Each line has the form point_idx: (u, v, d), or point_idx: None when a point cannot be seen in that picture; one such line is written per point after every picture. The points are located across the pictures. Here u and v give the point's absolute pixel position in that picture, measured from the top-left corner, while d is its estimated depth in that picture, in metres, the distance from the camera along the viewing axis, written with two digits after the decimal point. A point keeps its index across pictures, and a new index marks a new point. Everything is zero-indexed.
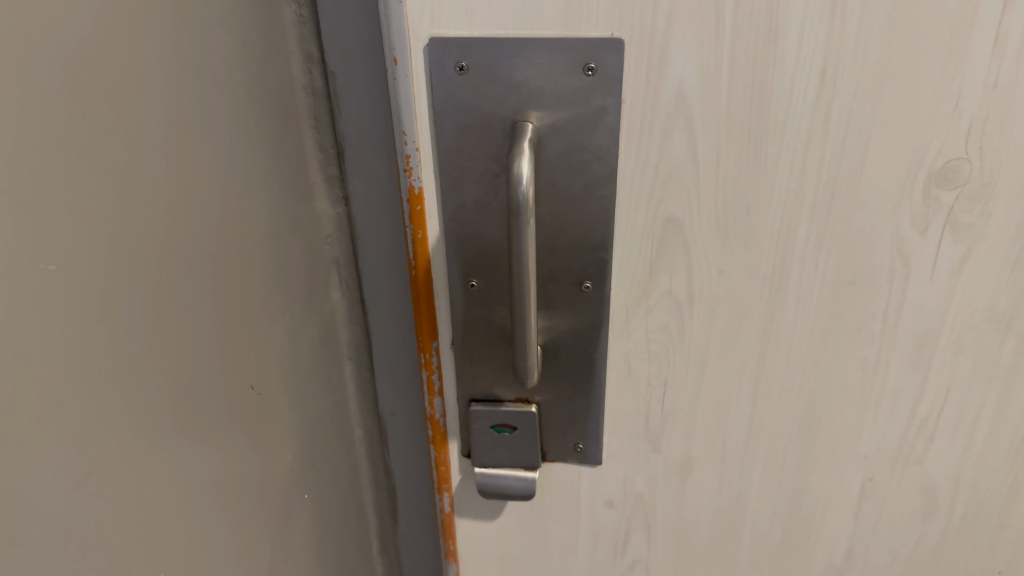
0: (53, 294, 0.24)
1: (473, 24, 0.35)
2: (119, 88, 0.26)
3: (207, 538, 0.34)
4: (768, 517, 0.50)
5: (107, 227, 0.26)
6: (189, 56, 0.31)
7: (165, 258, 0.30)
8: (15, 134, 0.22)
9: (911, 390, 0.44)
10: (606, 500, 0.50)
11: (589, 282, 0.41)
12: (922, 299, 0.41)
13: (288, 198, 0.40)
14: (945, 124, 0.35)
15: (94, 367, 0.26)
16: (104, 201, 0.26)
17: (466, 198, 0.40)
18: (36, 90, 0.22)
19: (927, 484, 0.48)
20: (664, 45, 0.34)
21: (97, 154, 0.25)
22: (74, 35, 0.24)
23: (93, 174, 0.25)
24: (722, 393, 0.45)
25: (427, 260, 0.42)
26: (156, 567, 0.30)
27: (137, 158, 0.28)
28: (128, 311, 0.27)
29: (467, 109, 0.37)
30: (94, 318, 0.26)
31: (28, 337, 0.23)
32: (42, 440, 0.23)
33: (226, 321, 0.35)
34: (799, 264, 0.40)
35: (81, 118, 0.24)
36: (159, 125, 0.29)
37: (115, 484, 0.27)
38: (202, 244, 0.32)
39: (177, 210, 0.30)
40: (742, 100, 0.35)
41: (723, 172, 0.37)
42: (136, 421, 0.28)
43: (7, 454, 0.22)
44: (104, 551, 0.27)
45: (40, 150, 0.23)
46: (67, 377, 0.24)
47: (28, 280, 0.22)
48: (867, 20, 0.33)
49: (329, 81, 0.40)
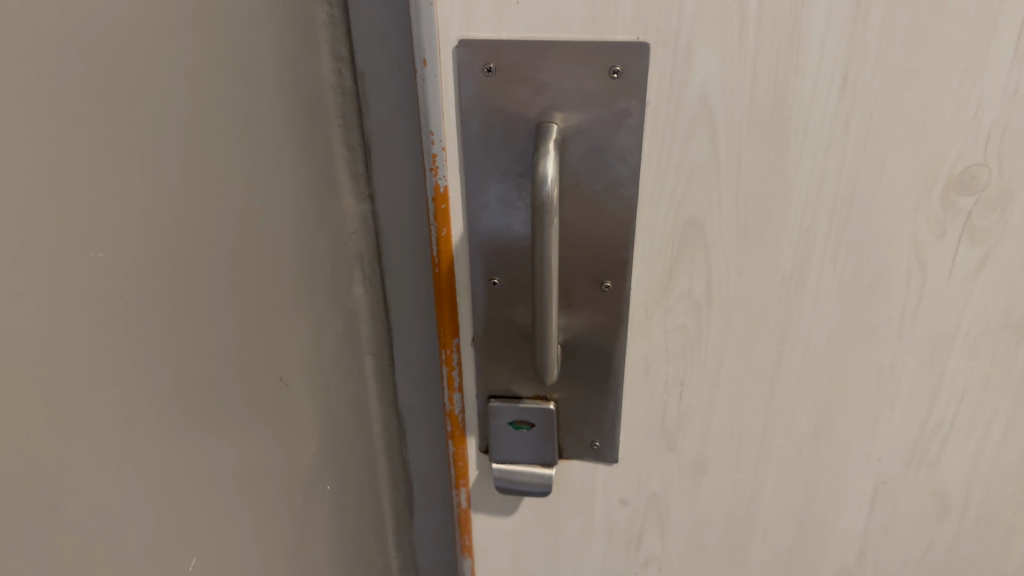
0: (91, 282, 0.24)
1: (501, 26, 0.36)
2: (158, 85, 0.27)
3: (231, 526, 0.34)
4: (781, 519, 0.51)
5: (139, 219, 0.27)
6: (225, 54, 0.32)
7: (198, 251, 0.31)
8: (63, 126, 0.23)
9: (926, 394, 0.44)
10: (621, 498, 0.51)
11: (609, 281, 0.42)
12: (939, 303, 0.41)
13: (315, 194, 0.41)
14: (964, 131, 0.36)
15: (126, 355, 0.26)
16: (137, 194, 0.26)
17: (490, 197, 0.40)
18: (83, 85, 0.23)
19: (940, 487, 0.48)
20: (689, 48, 0.35)
21: (139, 147, 0.26)
22: (119, 32, 0.25)
23: (134, 167, 0.26)
24: (738, 394, 0.45)
25: (450, 258, 0.43)
26: (183, 550, 0.31)
27: (168, 153, 0.28)
28: (163, 300, 0.28)
29: (493, 110, 0.38)
30: (133, 305, 0.26)
31: (71, 321, 0.24)
32: (74, 424, 0.24)
33: (252, 313, 0.35)
34: (817, 268, 0.40)
35: (125, 113, 0.26)
36: (190, 120, 0.30)
37: (146, 468, 0.28)
38: (232, 239, 0.33)
39: (205, 204, 0.31)
40: (764, 104, 0.36)
41: (743, 175, 0.38)
42: (162, 410, 0.29)
43: (48, 434, 0.23)
44: (136, 532, 0.28)
45: (85, 143, 0.24)
46: (97, 365, 0.25)
47: (71, 267, 0.23)
48: (889, 27, 0.33)
49: (358, 81, 0.41)
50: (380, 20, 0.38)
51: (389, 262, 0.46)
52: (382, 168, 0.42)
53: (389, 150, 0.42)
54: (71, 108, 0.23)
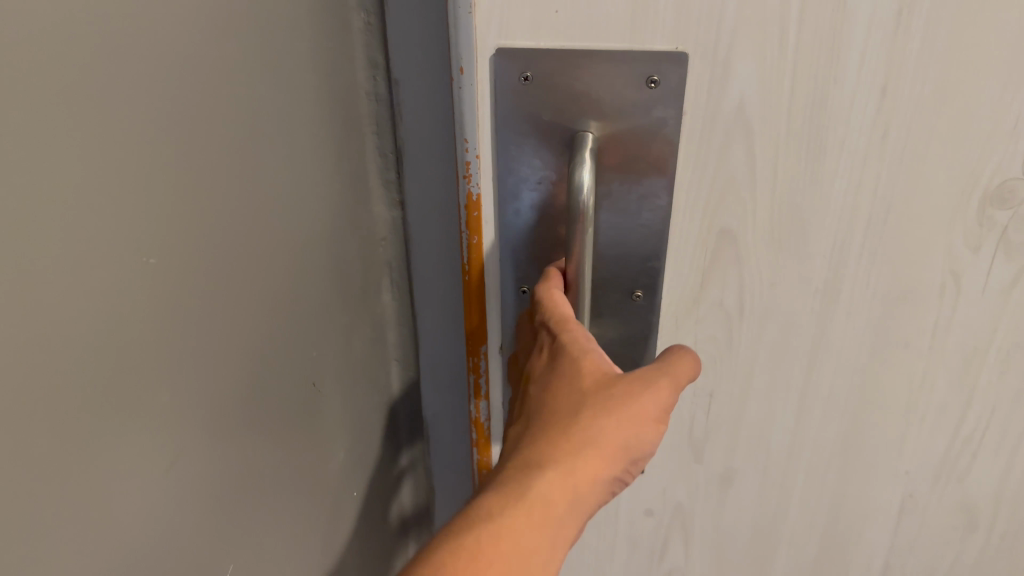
0: (143, 287, 0.25)
1: (539, 34, 0.36)
2: (207, 93, 0.28)
3: (266, 531, 0.35)
4: (807, 531, 0.51)
5: (180, 221, 0.26)
6: (269, 61, 0.32)
7: (241, 257, 0.31)
8: (117, 132, 0.23)
9: (957, 409, 0.44)
10: (645, 509, 0.51)
11: (640, 291, 0.42)
12: (972, 318, 0.41)
13: (347, 200, 0.41)
14: (1002, 145, 0.36)
15: (167, 357, 0.26)
16: (180, 195, 0.26)
17: (523, 205, 0.40)
18: (138, 92, 0.24)
19: (969, 503, 0.48)
20: (727, 59, 0.35)
21: (188, 155, 0.27)
22: (172, 41, 0.25)
23: (184, 175, 0.27)
24: (767, 405, 0.45)
25: (480, 265, 0.43)
26: (221, 554, 0.31)
27: (209, 156, 0.28)
28: (208, 307, 0.29)
29: (528, 118, 0.38)
30: (181, 310, 0.27)
31: (123, 325, 0.24)
32: (112, 430, 0.24)
33: (287, 319, 0.35)
34: (850, 280, 0.40)
35: (177, 122, 0.26)
36: (231, 123, 0.29)
37: (190, 473, 0.28)
38: (272, 245, 0.33)
39: (244, 208, 0.31)
40: (801, 115, 0.36)
41: (778, 186, 0.38)
42: (201, 415, 0.29)
43: (97, 441, 0.23)
44: (179, 537, 0.28)
45: (139, 148, 0.24)
46: (140, 369, 0.25)
47: (125, 273, 0.24)
48: (929, 40, 0.33)
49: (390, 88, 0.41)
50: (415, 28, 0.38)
51: (417, 270, 0.45)
52: (414, 176, 0.42)
53: (420, 157, 0.42)
54: (118, 111, 0.23)
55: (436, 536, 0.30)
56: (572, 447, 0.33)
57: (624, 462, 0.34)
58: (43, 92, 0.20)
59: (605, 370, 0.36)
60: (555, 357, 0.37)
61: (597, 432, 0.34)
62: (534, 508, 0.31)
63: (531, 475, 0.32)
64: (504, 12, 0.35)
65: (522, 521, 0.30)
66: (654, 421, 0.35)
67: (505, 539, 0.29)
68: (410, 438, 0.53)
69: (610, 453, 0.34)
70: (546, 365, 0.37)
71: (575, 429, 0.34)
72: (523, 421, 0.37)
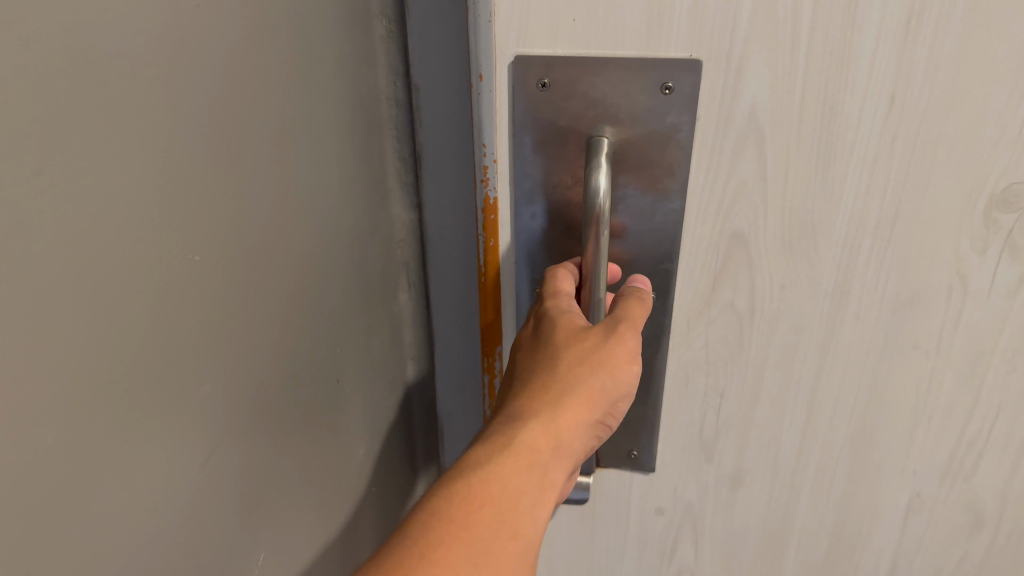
0: (187, 282, 0.26)
1: (557, 41, 0.37)
2: (244, 98, 0.29)
3: (292, 525, 0.36)
4: (815, 531, 0.52)
5: (214, 222, 0.27)
6: (300, 67, 0.33)
7: (274, 256, 0.32)
8: (165, 133, 0.24)
9: (963, 409, 0.45)
10: (657, 507, 0.52)
11: (652, 292, 0.43)
12: (978, 319, 0.41)
13: (369, 203, 0.42)
14: (1008, 150, 0.36)
15: (195, 362, 0.27)
16: (213, 197, 0.27)
17: (539, 208, 0.41)
18: (183, 93, 0.25)
19: (975, 502, 0.49)
20: (739, 66, 0.36)
21: (227, 158, 0.28)
22: (214, 47, 0.27)
23: (223, 178, 0.28)
24: (777, 404, 0.46)
25: (496, 268, 0.44)
26: (252, 545, 0.32)
27: (241, 158, 0.29)
28: (244, 303, 0.30)
29: (545, 123, 0.39)
30: (220, 304, 0.28)
31: (168, 318, 0.25)
32: (140, 433, 0.24)
33: (314, 316, 0.36)
34: (859, 282, 0.41)
35: (217, 126, 0.27)
36: (258, 131, 0.30)
37: (227, 463, 0.29)
38: (301, 244, 0.35)
39: (276, 207, 0.32)
40: (812, 121, 0.37)
41: (789, 190, 0.39)
42: (227, 419, 0.29)
43: (147, 430, 0.25)
44: (218, 526, 0.29)
45: (183, 149, 0.25)
46: (168, 372, 0.25)
47: (171, 269, 0.25)
48: (937, 47, 0.34)
49: (410, 95, 0.42)
50: (436, 37, 0.39)
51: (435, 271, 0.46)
52: (432, 180, 0.43)
53: (438, 161, 0.43)
54: (146, 120, 0.23)
55: (434, 485, 0.33)
56: (554, 399, 0.36)
57: (602, 408, 0.37)
58: (71, 103, 0.20)
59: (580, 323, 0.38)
60: (539, 322, 0.39)
61: (573, 382, 0.36)
62: (519, 453, 0.34)
63: (515, 425, 0.35)
64: (524, 21, 0.37)
65: (508, 466, 0.33)
66: (627, 362, 0.37)
67: (493, 483, 0.33)
68: (426, 437, 0.53)
69: (589, 400, 0.36)
70: (532, 331, 0.39)
71: (553, 379, 0.36)
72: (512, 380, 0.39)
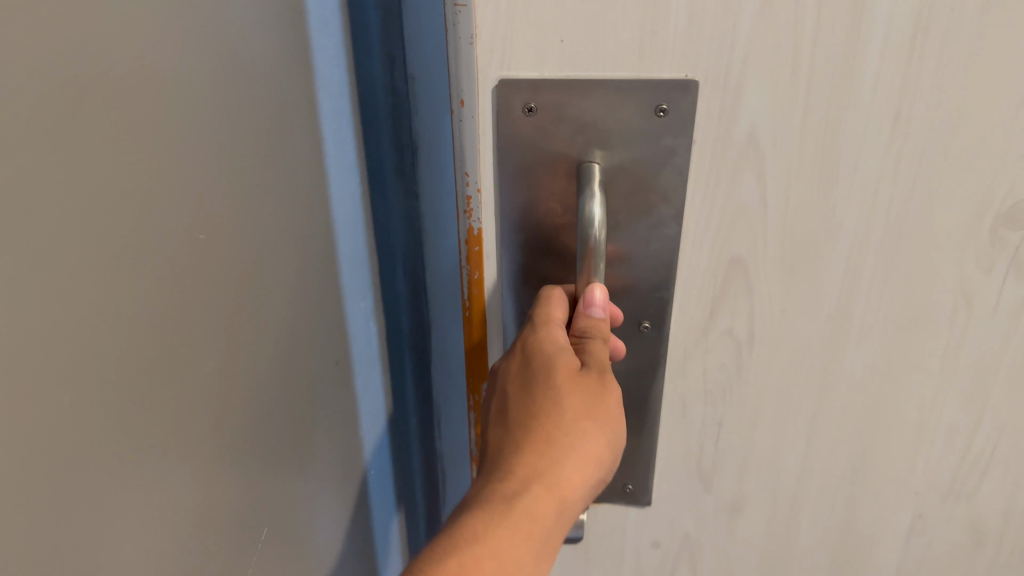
0: (166, 262, 0.25)
1: (544, 64, 0.34)
2: (225, 81, 0.28)
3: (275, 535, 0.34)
4: (816, 555, 0.50)
5: (194, 204, 0.26)
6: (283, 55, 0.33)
7: (256, 246, 0.31)
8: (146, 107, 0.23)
9: (967, 428, 0.44)
10: (652, 540, 0.50)
11: (648, 322, 0.40)
12: (983, 338, 0.40)
13: (354, 213, 0.41)
14: (1015, 167, 0.35)
15: (175, 353, 0.26)
16: (194, 177, 0.26)
17: (527, 240, 0.39)
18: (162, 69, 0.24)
19: (978, 520, 0.48)
20: (737, 86, 0.34)
21: (208, 139, 0.27)
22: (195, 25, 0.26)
23: (205, 160, 0.27)
24: (777, 431, 0.44)
25: (483, 302, 0.42)
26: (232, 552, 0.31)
27: (223, 140, 0.28)
28: (225, 291, 0.29)
29: (532, 150, 0.36)
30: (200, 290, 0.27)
31: (148, 299, 0.24)
32: (123, 429, 0.23)
33: (297, 311, 0.36)
34: (862, 304, 0.39)
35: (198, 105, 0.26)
36: (244, 125, 0.30)
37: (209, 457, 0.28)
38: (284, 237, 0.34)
39: (259, 197, 0.31)
40: (814, 142, 0.35)
41: (790, 213, 0.37)
42: (206, 416, 0.28)
43: (131, 412, 0.24)
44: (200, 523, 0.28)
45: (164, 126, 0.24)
46: (143, 364, 0.24)
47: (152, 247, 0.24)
48: (943, 63, 0.33)
49: (406, 106, 0.41)
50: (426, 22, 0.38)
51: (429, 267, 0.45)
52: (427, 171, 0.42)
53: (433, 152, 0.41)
54: (122, 102, 0.22)
55: (422, 559, 0.29)
56: (554, 458, 0.33)
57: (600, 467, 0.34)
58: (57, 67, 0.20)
59: (573, 367, 0.34)
60: (527, 359, 0.35)
61: (574, 442, 0.33)
62: (519, 521, 0.31)
63: (512, 491, 0.32)
64: (508, 45, 0.34)
65: (506, 537, 0.30)
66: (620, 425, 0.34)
67: (490, 559, 0.29)
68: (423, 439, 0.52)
69: (588, 459, 0.33)
70: (518, 365, 0.35)
71: (548, 437, 0.33)
72: (498, 419, 0.36)
